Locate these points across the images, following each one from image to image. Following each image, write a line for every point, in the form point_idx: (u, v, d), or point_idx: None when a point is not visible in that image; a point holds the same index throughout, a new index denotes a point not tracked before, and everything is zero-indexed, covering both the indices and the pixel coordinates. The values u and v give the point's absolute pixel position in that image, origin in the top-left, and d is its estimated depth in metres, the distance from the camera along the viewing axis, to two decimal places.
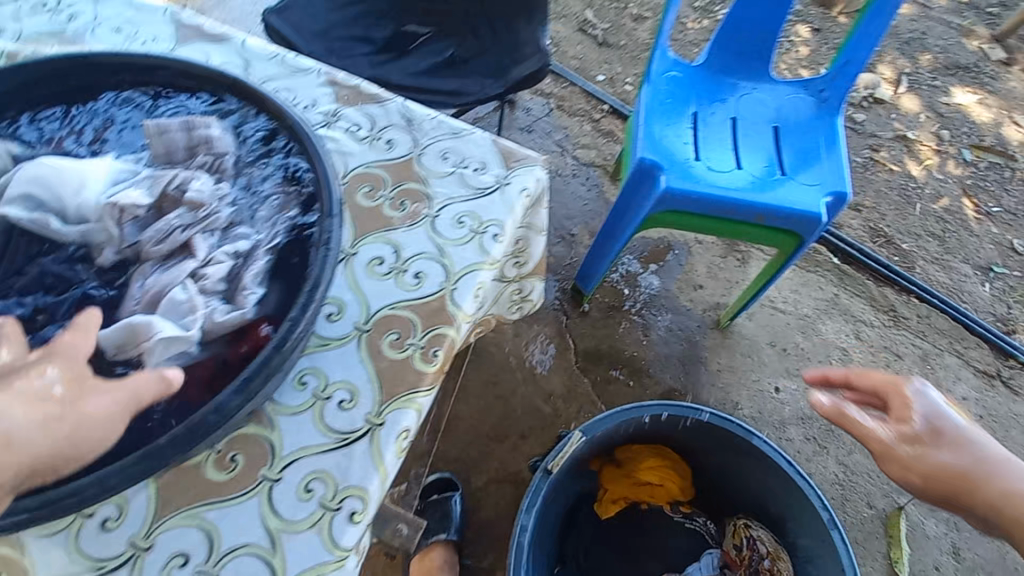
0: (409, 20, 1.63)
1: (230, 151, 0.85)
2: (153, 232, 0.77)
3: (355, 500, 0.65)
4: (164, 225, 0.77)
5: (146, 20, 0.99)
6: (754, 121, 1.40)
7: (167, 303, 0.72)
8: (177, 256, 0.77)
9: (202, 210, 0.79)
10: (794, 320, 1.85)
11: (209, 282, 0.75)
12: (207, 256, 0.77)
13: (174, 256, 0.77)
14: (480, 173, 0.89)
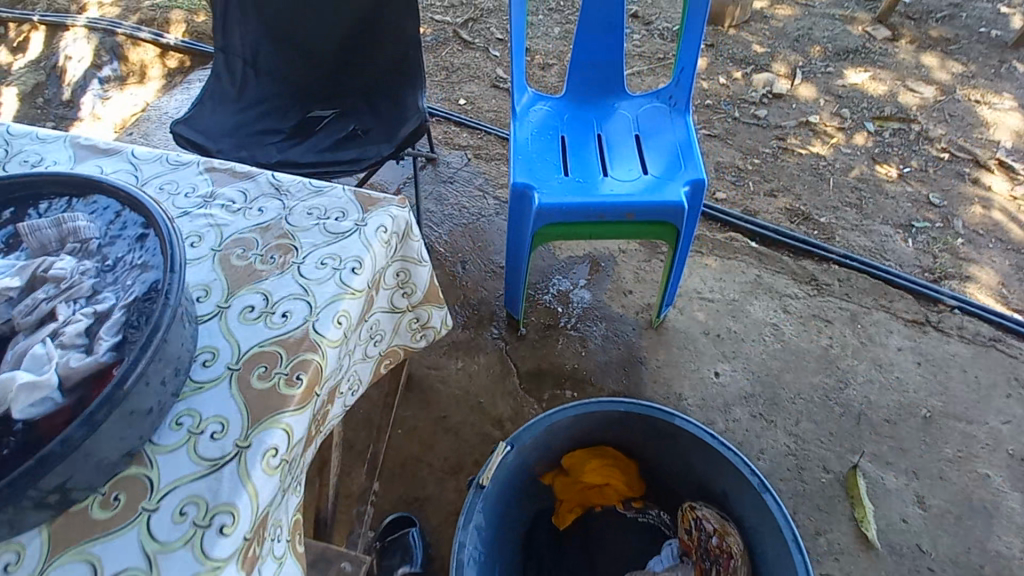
0: (313, 108, 1.86)
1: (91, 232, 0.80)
2: (22, 307, 0.74)
3: (227, 513, 0.71)
4: (31, 301, 0.73)
5: (50, 149, 1.17)
6: (618, 135, 1.56)
7: (29, 358, 0.67)
8: (43, 323, 0.71)
9: (64, 282, 0.75)
10: (723, 306, 1.93)
11: (66, 336, 0.69)
12: (54, 310, 0.72)
13: (41, 324, 0.71)
14: (340, 221, 1.04)
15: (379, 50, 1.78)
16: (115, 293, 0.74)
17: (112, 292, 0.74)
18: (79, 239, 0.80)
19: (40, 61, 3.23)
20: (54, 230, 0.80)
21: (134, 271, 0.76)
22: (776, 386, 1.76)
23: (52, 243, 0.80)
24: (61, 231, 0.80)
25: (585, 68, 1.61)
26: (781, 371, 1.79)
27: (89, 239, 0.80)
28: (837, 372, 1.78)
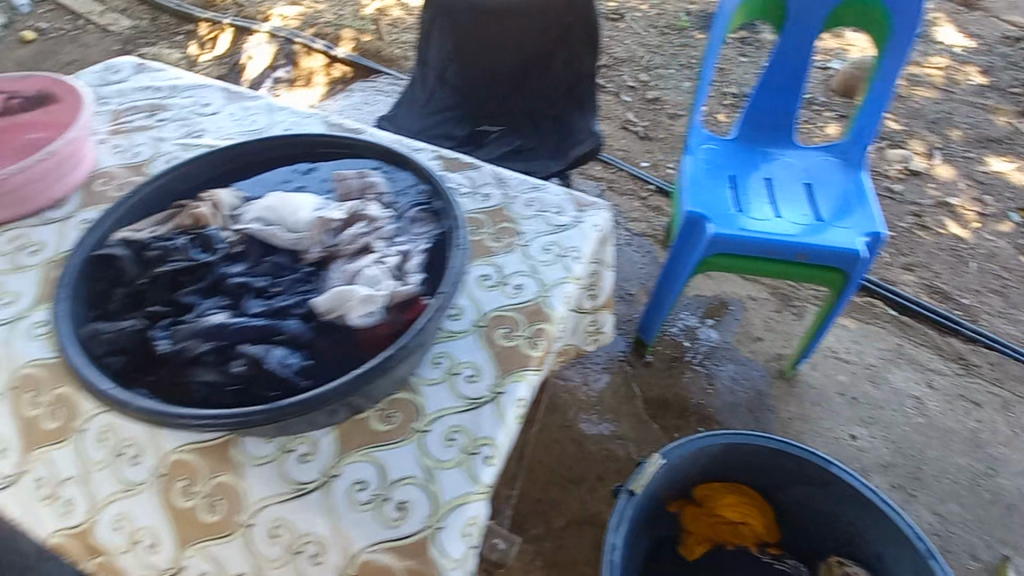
0: (483, 122, 2.01)
1: (386, 188, 0.93)
2: (344, 237, 0.83)
3: (490, 445, 0.81)
4: (351, 232, 0.84)
5: (305, 121, 1.34)
6: (787, 181, 1.59)
7: (361, 278, 0.77)
8: (362, 253, 0.82)
9: (378, 222, 0.86)
10: (860, 369, 1.89)
11: (388, 266, 0.80)
12: (370, 244, 0.83)
13: (359, 253, 0.82)
14: (559, 216, 1.13)
15: (552, 75, 1.90)
16: (412, 242, 0.86)
17: (410, 241, 0.86)
18: (377, 192, 0.92)
19: (223, 58, 3.70)
20: (358, 180, 0.93)
21: (426, 226, 0.88)
22: (919, 461, 1.68)
23: (354, 190, 0.92)
24: (363, 183, 0.93)
25: (760, 112, 1.66)
26: (924, 446, 1.71)
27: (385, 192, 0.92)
28: (987, 458, 1.68)
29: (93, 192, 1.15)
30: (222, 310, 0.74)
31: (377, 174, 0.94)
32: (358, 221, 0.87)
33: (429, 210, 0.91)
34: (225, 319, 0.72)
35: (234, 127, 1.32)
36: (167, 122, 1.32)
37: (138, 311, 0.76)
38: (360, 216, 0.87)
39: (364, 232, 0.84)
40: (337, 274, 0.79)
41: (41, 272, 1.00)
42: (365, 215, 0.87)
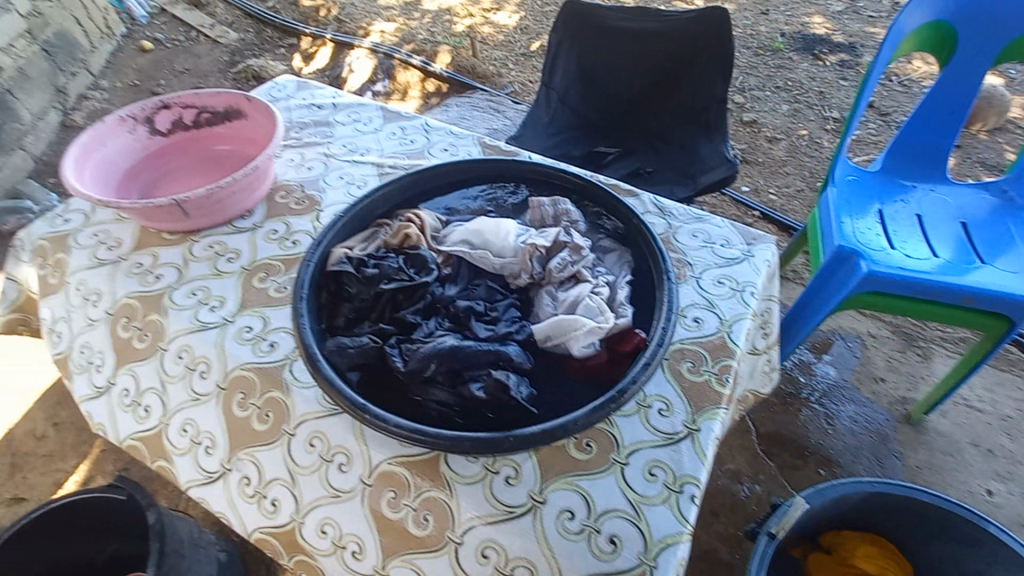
0: (599, 143, 2.02)
1: (578, 217, 0.95)
2: (556, 264, 0.85)
3: (694, 484, 0.78)
4: (560, 260, 0.85)
5: (460, 143, 1.40)
6: (940, 219, 1.53)
7: (581, 308, 0.78)
8: (573, 282, 0.84)
9: (582, 251, 0.87)
10: (995, 421, 1.75)
11: (604, 297, 0.81)
12: (578, 273, 0.85)
13: (571, 283, 0.84)
14: (727, 248, 1.12)
15: (678, 98, 1.90)
16: (613, 274, 0.87)
17: (610, 272, 0.88)
18: (570, 220, 0.94)
19: (326, 71, 3.90)
20: (550, 207, 0.95)
21: (622, 260, 0.90)
22: None
23: (547, 218, 0.95)
24: (556, 210, 0.95)
25: (910, 145, 1.60)
26: None
27: (577, 221, 0.94)
28: None
29: (276, 204, 1.23)
30: (450, 333, 0.77)
31: (567, 202, 0.96)
32: (561, 250, 0.88)
33: (622, 245, 0.93)
34: (458, 341, 0.74)
35: (396, 148, 1.39)
36: (335, 140, 1.41)
37: (368, 326, 0.81)
38: (563, 244, 0.88)
39: (571, 260, 0.86)
40: (553, 302, 0.81)
41: (242, 279, 1.07)
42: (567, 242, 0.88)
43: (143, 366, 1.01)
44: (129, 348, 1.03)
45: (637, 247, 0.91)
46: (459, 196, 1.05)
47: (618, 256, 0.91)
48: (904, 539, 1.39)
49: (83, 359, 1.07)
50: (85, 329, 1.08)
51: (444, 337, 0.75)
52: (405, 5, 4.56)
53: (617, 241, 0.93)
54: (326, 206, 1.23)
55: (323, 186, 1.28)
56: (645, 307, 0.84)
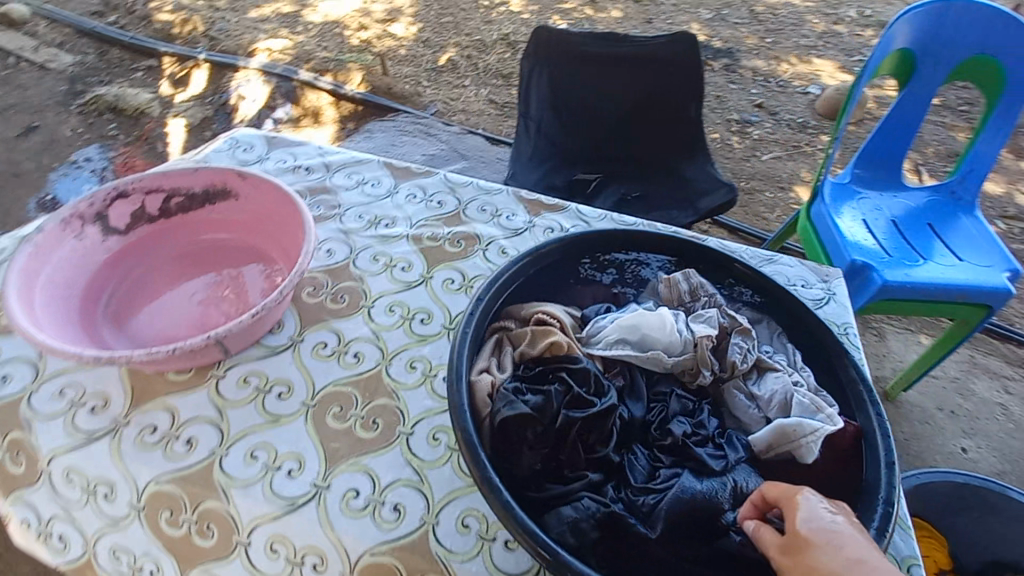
0: (577, 170, 1.96)
1: (715, 292, 0.87)
2: (735, 353, 0.78)
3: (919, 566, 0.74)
4: (739, 349, 0.78)
5: (496, 199, 1.24)
6: (912, 221, 1.72)
7: (793, 406, 0.72)
8: (759, 373, 0.77)
9: (751, 334, 0.80)
10: (948, 384, 2.04)
11: (804, 388, 0.75)
12: (760, 361, 0.78)
13: (756, 374, 0.77)
14: (809, 288, 1.12)
15: (656, 125, 1.90)
16: (782, 353, 0.82)
17: (777, 351, 0.82)
18: (710, 295, 0.87)
19: (207, 98, 3.35)
20: (686, 283, 0.87)
21: (778, 333, 0.85)
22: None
23: (687, 296, 0.86)
24: (692, 285, 0.87)
25: (874, 156, 1.79)
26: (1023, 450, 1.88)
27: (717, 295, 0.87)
28: None
29: (308, 307, 0.99)
30: (677, 470, 0.66)
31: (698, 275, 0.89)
32: (727, 336, 0.81)
33: (766, 315, 0.88)
34: (700, 482, 0.63)
35: (424, 213, 1.19)
36: (345, 210, 1.18)
37: (568, 480, 0.66)
38: (727, 329, 0.81)
39: (748, 348, 0.79)
40: (752, 402, 0.74)
41: (312, 419, 0.83)
42: (731, 325, 0.82)
43: (225, 568, 0.74)
44: (191, 551, 0.74)
45: (787, 316, 0.87)
46: (566, 278, 0.91)
47: (771, 329, 0.86)
48: (935, 511, 1.49)
49: (122, 567, 0.78)
50: (108, 528, 0.78)
51: (679, 478, 0.63)
52: (282, 17, 4.08)
53: (759, 311, 0.88)
54: (374, 300, 1.01)
55: (358, 273, 1.06)
56: (829, 384, 0.79)
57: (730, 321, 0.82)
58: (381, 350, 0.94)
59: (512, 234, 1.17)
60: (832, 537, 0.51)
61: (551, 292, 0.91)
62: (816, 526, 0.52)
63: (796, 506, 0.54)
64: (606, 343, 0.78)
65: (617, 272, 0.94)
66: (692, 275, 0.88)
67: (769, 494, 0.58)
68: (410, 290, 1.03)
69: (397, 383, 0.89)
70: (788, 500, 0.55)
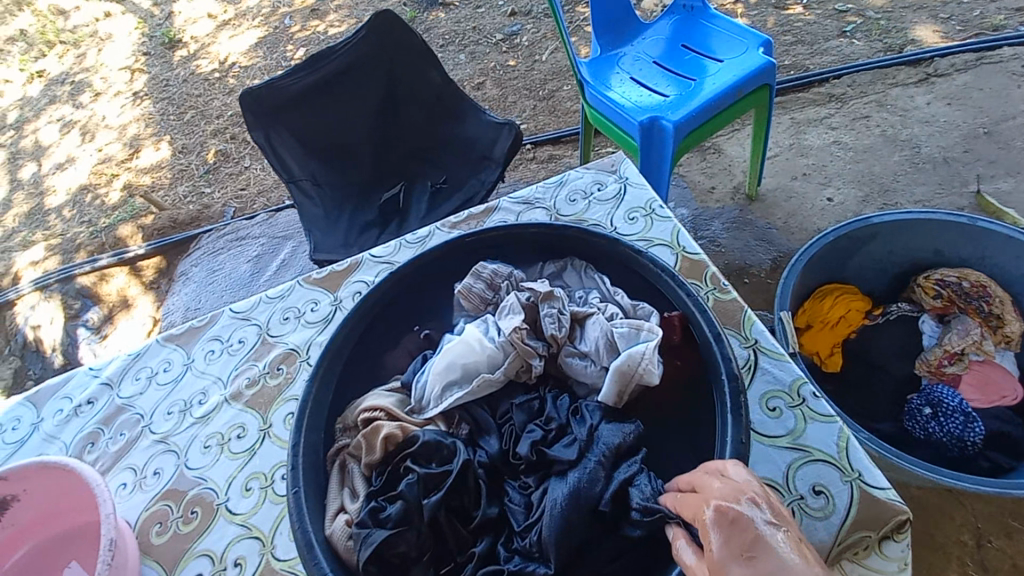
0: (379, 193, 1.87)
1: (512, 270, 0.84)
2: (548, 325, 0.74)
3: (807, 383, 0.77)
4: (549, 317, 0.75)
5: (292, 298, 1.14)
6: (669, 52, 1.76)
7: (618, 341, 0.70)
8: (580, 326, 0.74)
9: (555, 292, 0.77)
10: (789, 152, 2.16)
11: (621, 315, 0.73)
12: (574, 314, 0.75)
13: (578, 329, 0.74)
14: (603, 190, 1.11)
15: (413, 108, 1.81)
16: (595, 288, 0.80)
17: (590, 288, 0.80)
18: (506, 277, 0.83)
19: None
20: (479, 282, 0.82)
21: (585, 269, 0.83)
22: (877, 178, 2.01)
23: (488, 293, 0.81)
24: (487, 276, 0.83)
25: (606, 20, 1.82)
26: (869, 167, 2.04)
27: (514, 272, 0.84)
28: (906, 143, 2.07)
29: (166, 548, 0.87)
30: (547, 486, 0.62)
31: (487, 264, 0.84)
32: (536, 310, 0.77)
33: (566, 260, 0.86)
34: (568, 485, 0.59)
35: (230, 363, 1.07)
36: (151, 414, 1.04)
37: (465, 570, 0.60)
38: (533, 304, 0.78)
39: (557, 310, 0.75)
40: (588, 359, 0.72)
41: None
42: (534, 298, 0.78)
43: None
44: None
45: (583, 246, 0.84)
46: (379, 350, 0.84)
47: (578, 268, 0.84)
48: (831, 272, 1.59)
49: None
50: None
51: (549, 493, 0.60)
52: (26, 219, 3.59)
53: (558, 259, 0.86)
54: (226, 491, 0.91)
55: (197, 474, 0.94)
56: (644, 287, 0.79)
57: (531, 295, 0.78)
58: (259, 538, 0.84)
59: (324, 325, 1.08)
60: (750, 551, 0.45)
61: (377, 373, 0.83)
62: (733, 540, 0.46)
63: (706, 525, 0.48)
64: (435, 401, 0.72)
65: (424, 307, 0.88)
66: (482, 267, 0.83)
67: (688, 512, 0.52)
68: (257, 455, 0.94)
69: (291, 561, 0.81)
70: (701, 520, 0.50)
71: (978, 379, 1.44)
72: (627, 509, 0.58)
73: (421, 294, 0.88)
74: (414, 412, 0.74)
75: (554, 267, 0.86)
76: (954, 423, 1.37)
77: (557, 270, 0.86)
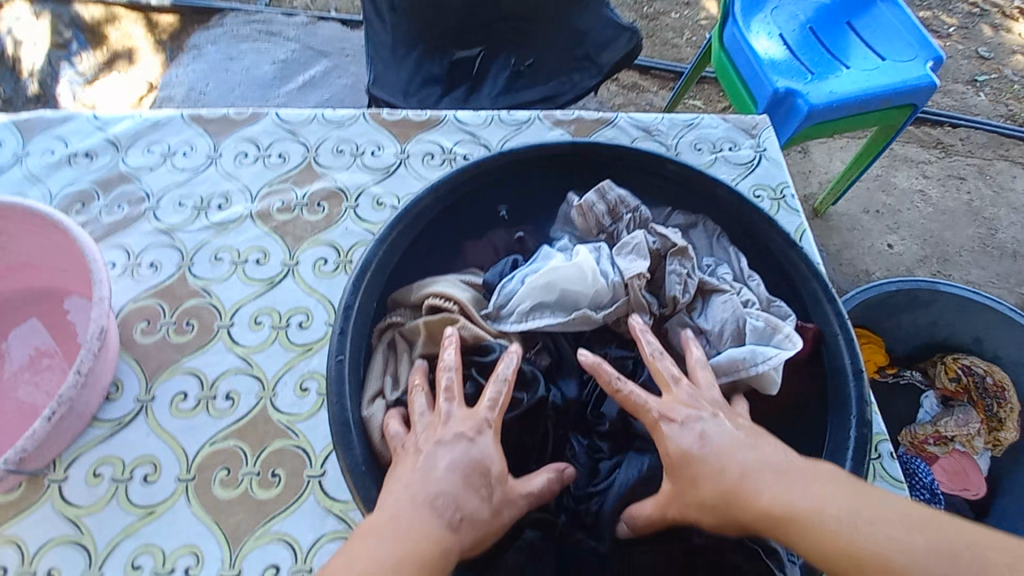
0: (454, 47, 1.62)
1: (638, 204, 0.69)
2: (673, 284, 0.64)
3: (887, 441, 0.72)
4: (676, 277, 0.65)
5: (353, 131, 0.97)
6: (829, 22, 1.54)
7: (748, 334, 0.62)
8: (705, 299, 0.66)
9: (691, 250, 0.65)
10: (872, 183, 2.03)
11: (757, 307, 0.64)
12: (704, 282, 0.66)
13: (701, 301, 0.66)
14: (736, 150, 0.96)
15: None
16: (727, 263, 0.70)
17: (721, 260, 0.70)
18: (631, 208, 0.69)
19: None
20: (602, 204, 0.69)
21: (718, 235, 0.72)
22: (942, 244, 1.93)
23: (606, 220, 0.69)
24: (612, 201, 0.69)
25: None
26: (940, 230, 1.95)
27: (643, 208, 0.70)
28: (985, 221, 1.98)
29: (152, 350, 0.78)
30: (619, 461, 0.60)
31: (616, 185, 0.70)
32: (661, 262, 0.67)
33: (698, 216, 0.73)
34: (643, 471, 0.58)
35: (263, 176, 0.92)
36: (159, 198, 0.90)
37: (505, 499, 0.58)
38: (661, 253, 0.67)
39: (687, 269, 0.65)
40: (704, 339, 0.64)
41: (195, 495, 0.68)
42: (662, 247, 0.66)
43: None
44: None
45: (728, 209, 0.71)
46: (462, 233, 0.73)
47: (710, 231, 0.72)
48: (872, 318, 1.54)
49: None
50: None
51: (620, 474, 0.58)
52: None
53: (689, 212, 0.74)
54: (231, 316, 0.80)
55: (201, 286, 0.83)
56: (781, 282, 0.69)
57: (660, 241, 0.67)
58: (260, 380, 0.75)
59: (383, 175, 0.92)
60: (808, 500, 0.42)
61: (453, 256, 0.73)
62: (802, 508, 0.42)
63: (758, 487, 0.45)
64: (522, 316, 0.62)
65: (524, 207, 0.76)
66: (609, 186, 0.69)
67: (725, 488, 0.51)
68: (275, 289, 0.82)
69: (290, 416, 0.73)
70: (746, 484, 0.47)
71: (953, 466, 1.50)
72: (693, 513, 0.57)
73: (528, 190, 0.75)
74: (490, 317, 0.64)
75: (681, 220, 0.74)
76: (916, 496, 1.43)
77: (685, 224, 0.73)
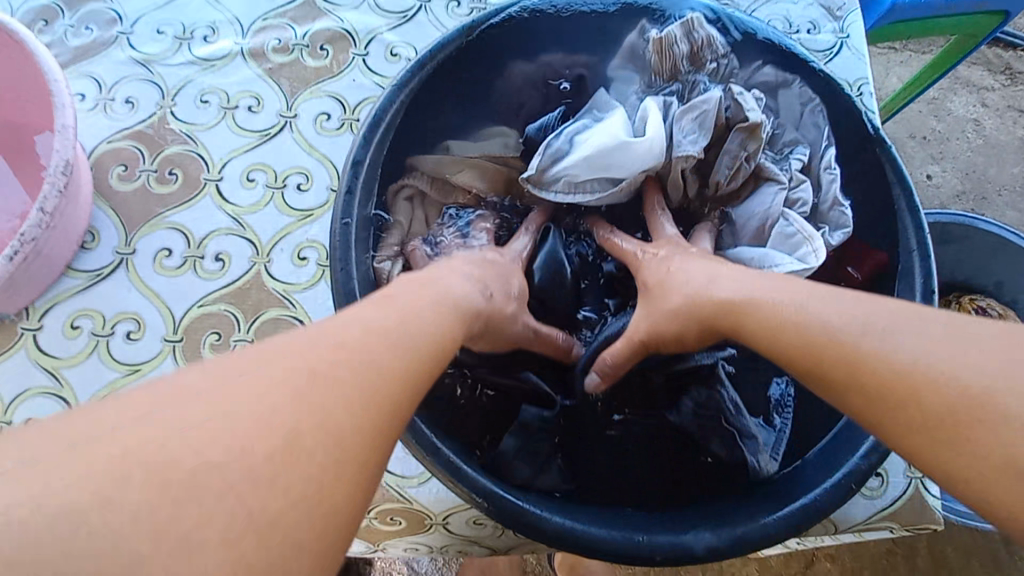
0: None
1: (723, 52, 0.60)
2: (722, 166, 0.58)
3: None
4: (731, 155, 0.57)
5: None
6: None
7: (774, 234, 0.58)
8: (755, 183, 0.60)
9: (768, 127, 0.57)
10: (925, 107, 1.85)
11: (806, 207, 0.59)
12: (761, 166, 0.59)
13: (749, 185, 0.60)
14: (815, 34, 0.83)
15: None
16: (805, 144, 0.61)
17: (799, 140, 0.62)
18: (716, 55, 0.60)
19: None
20: (684, 43, 0.59)
21: (811, 105, 0.61)
22: (984, 181, 1.79)
23: (684, 63, 0.60)
24: (697, 43, 0.59)
25: None
26: (986, 165, 1.80)
27: (729, 60, 0.61)
28: None
29: (131, 199, 0.69)
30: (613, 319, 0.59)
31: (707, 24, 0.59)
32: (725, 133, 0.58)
33: (791, 77, 0.61)
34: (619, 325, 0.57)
35: (256, 7, 0.77)
36: (133, 22, 0.76)
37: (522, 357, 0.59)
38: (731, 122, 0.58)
39: (746, 152, 0.57)
40: (731, 229, 0.61)
41: (183, 357, 0.63)
42: (734, 117, 0.57)
43: None
44: None
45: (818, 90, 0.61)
46: (501, 67, 0.62)
47: (799, 96, 0.61)
48: None
49: None
50: None
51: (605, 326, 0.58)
52: None
53: (784, 69, 0.62)
54: (221, 170, 0.70)
55: (185, 131, 0.72)
56: (863, 175, 0.60)
57: (734, 108, 0.57)
58: (253, 244, 0.67)
59: (399, 20, 0.78)
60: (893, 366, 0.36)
61: (490, 88, 0.63)
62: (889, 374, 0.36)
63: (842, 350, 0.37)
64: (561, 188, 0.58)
65: (580, 38, 0.64)
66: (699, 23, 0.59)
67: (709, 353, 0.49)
68: (270, 143, 0.72)
69: (287, 285, 0.66)
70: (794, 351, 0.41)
71: None
72: (678, 395, 0.56)
73: (590, 23, 0.63)
74: (531, 183, 0.58)
75: (771, 76, 0.62)
76: None
77: (769, 87, 0.62)
